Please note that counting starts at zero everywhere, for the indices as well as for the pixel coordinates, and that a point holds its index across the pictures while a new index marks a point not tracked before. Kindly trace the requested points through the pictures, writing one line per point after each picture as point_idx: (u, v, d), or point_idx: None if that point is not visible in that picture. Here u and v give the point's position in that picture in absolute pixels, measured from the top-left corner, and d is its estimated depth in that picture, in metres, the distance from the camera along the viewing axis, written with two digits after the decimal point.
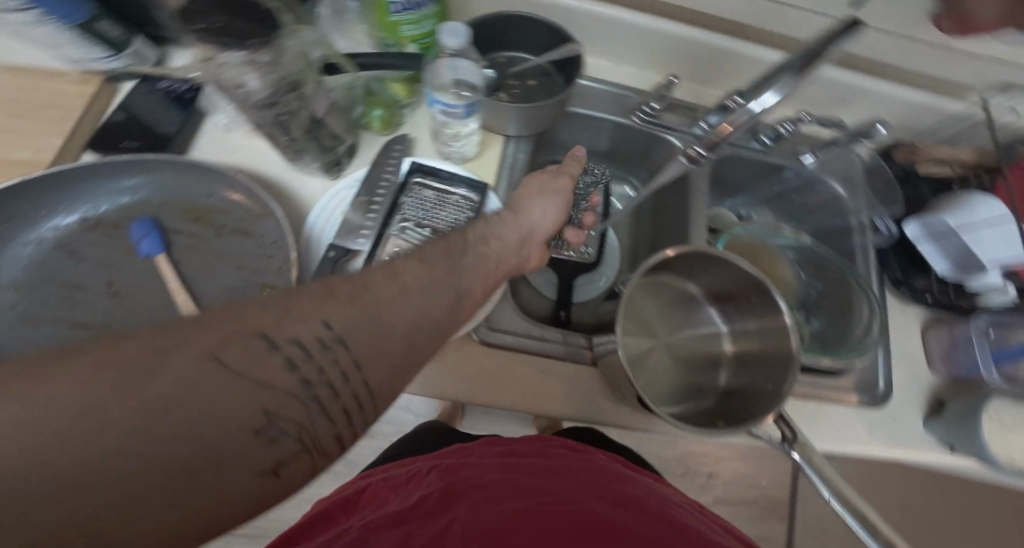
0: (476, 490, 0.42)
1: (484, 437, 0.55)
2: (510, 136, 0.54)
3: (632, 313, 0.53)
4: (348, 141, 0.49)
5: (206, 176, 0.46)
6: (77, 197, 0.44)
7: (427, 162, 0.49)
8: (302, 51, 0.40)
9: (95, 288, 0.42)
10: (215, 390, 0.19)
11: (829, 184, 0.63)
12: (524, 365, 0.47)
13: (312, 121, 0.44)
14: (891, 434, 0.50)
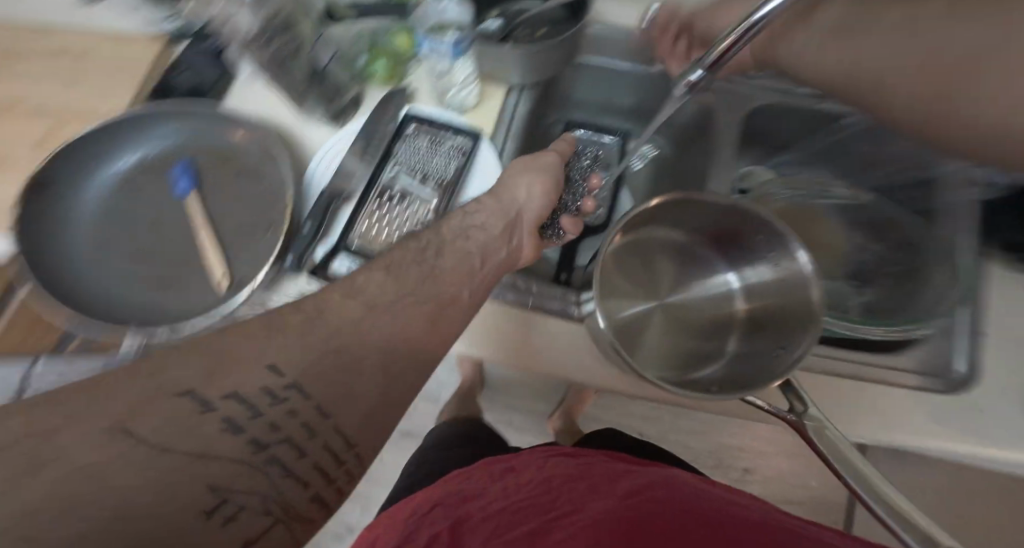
0: (484, 523, 0.34)
1: (480, 460, 0.49)
2: (513, 88, 0.53)
3: (619, 269, 0.45)
4: (354, 90, 0.51)
5: (226, 120, 0.50)
6: (131, 141, 0.49)
7: (424, 110, 0.51)
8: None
9: (144, 226, 0.48)
10: (144, 471, 0.18)
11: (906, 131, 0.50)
12: (524, 327, 0.43)
13: (313, 69, 0.48)
14: (972, 431, 0.38)
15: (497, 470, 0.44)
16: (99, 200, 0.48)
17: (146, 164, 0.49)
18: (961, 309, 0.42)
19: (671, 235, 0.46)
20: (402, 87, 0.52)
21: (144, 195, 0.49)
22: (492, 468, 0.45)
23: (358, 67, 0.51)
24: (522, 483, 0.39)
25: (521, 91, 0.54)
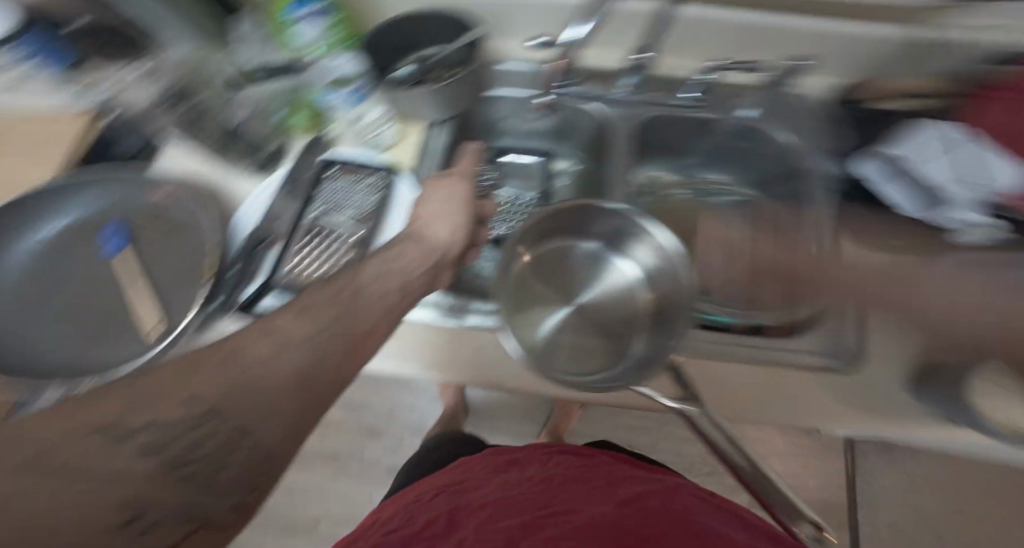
0: (483, 508, 0.43)
1: (494, 447, 0.59)
2: (430, 124, 0.58)
3: (528, 284, 0.50)
4: (270, 147, 0.55)
5: (147, 180, 0.52)
6: (58, 207, 0.50)
7: (343, 155, 0.56)
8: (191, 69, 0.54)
9: (77, 286, 0.48)
10: (50, 496, 0.19)
11: (776, 132, 0.56)
12: (469, 346, 0.48)
13: (225, 130, 0.53)
14: (866, 399, 0.44)
15: (503, 462, 0.53)
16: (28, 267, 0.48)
17: (76, 229, 0.50)
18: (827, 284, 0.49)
19: (561, 242, 0.52)
20: (323, 135, 0.57)
21: (74, 257, 0.49)
22: (493, 460, 0.54)
23: (275, 123, 0.55)
24: (525, 479, 0.47)
25: (439, 125, 0.59)
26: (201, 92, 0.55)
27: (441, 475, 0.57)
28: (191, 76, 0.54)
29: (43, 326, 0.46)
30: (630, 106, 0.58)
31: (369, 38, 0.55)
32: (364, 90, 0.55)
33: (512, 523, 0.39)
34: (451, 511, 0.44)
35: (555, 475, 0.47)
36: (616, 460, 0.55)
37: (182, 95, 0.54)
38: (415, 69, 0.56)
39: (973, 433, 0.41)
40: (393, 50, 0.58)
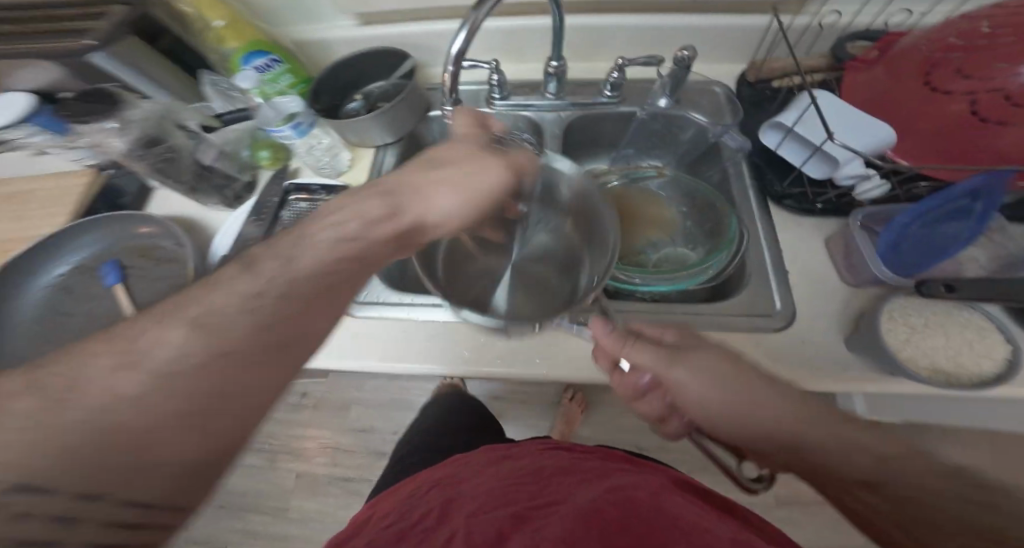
0: (474, 499, 0.45)
1: (484, 445, 0.60)
2: (381, 146, 0.64)
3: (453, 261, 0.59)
4: (244, 179, 0.60)
5: (135, 222, 0.57)
6: (62, 253, 0.55)
7: (301, 181, 0.60)
8: (155, 111, 0.55)
9: (79, 320, 0.53)
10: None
11: (689, 116, 0.62)
12: (427, 338, 0.53)
13: (199, 167, 0.57)
14: (802, 357, 0.48)
15: (498, 456, 0.54)
16: (37, 310, 0.53)
17: (77, 270, 0.56)
18: (742, 252, 0.55)
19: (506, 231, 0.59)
20: (286, 167, 0.62)
21: (76, 296, 0.55)
22: (489, 455, 0.56)
23: (245, 159, 0.61)
24: (517, 471, 0.49)
25: (389, 147, 0.64)
26: (173, 136, 0.56)
27: (436, 469, 0.58)
28: (158, 125, 0.55)
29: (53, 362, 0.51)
30: (561, 111, 0.64)
31: (316, 85, 0.60)
32: (307, 126, 0.57)
33: (503, 514, 0.41)
34: (446, 502, 0.45)
35: (556, 468, 0.49)
36: (615, 456, 0.54)
37: (153, 143, 0.54)
38: (363, 103, 0.63)
39: (898, 375, 0.45)
40: (341, 88, 0.64)
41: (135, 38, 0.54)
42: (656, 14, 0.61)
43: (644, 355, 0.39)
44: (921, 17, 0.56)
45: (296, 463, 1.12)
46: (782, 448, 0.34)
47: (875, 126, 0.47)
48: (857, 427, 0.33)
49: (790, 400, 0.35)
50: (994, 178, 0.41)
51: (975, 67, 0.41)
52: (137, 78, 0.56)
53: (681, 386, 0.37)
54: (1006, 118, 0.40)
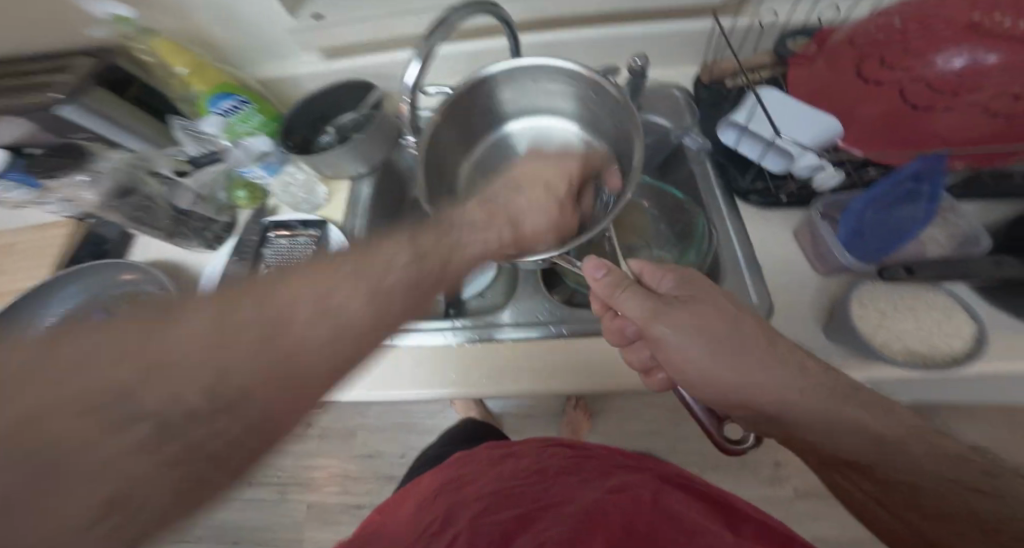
0: (479, 501, 0.46)
1: (487, 439, 0.61)
2: (356, 177, 0.66)
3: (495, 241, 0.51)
4: (223, 220, 0.61)
5: (117, 270, 0.57)
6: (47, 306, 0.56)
7: (279, 218, 0.61)
8: (127, 161, 0.57)
9: None
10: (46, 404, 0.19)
11: (653, 119, 0.63)
12: (410, 359, 0.54)
13: (174, 212, 0.57)
14: None
15: (501, 455, 0.55)
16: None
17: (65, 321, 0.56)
18: (717, 249, 0.56)
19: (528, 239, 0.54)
20: (265, 205, 0.64)
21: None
22: (491, 454, 0.56)
23: (222, 201, 0.62)
24: (519, 472, 0.49)
25: (364, 177, 0.66)
26: (147, 185, 0.57)
27: (441, 470, 0.59)
28: (129, 173, 0.56)
29: None
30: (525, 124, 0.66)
31: (286, 121, 0.62)
32: (275, 162, 0.61)
33: (507, 517, 0.42)
34: (451, 506, 0.46)
35: (560, 467, 0.49)
36: (613, 451, 0.55)
37: (127, 192, 0.55)
38: (336, 136, 0.65)
39: (873, 359, 0.45)
40: (313, 121, 0.65)
41: (101, 89, 0.57)
42: (607, 27, 0.64)
43: (635, 301, 0.42)
44: (848, 12, 0.59)
45: (307, 493, 1.13)
46: (818, 401, 0.37)
47: (823, 117, 0.50)
48: (854, 401, 0.37)
49: (802, 365, 0.39)
50: (931, 160, 0.45)
51: (902, 59, 0.45)
52: (109, 129, 0.59)
53: (673, 325, 0.40)
54: (935, 102, 0.45)
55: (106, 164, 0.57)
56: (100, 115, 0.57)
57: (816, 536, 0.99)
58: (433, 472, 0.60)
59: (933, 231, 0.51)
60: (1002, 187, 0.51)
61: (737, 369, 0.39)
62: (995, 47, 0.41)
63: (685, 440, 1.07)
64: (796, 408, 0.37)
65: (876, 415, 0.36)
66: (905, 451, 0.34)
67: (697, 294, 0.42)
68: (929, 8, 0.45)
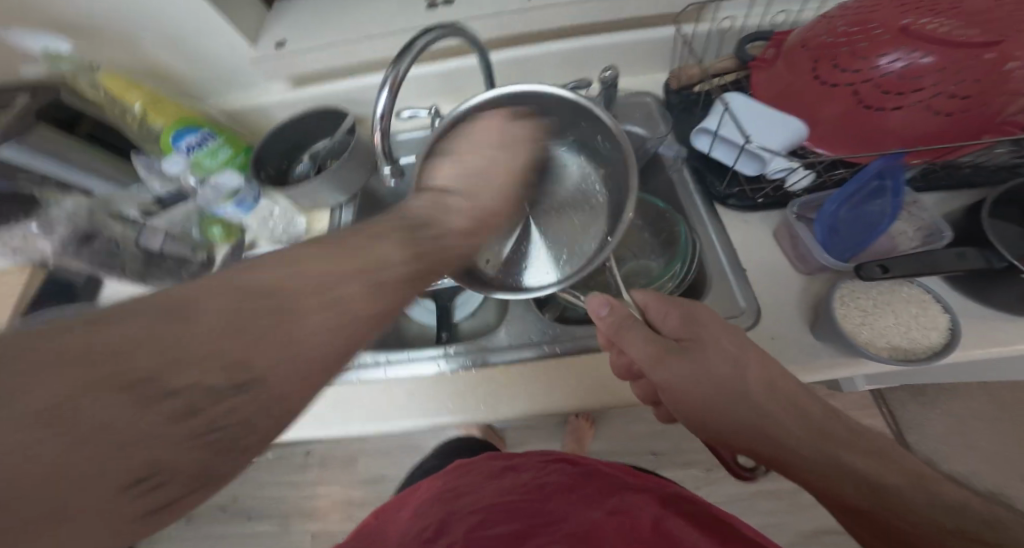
0: (474, 513, 0.45)
1: (486, 453, 0.60)
2: (335, 206, 0.65)
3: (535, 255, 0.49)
4: (200, 257, 0.61)
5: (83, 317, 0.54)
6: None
7: (258, 253, 0.61)
8: (81, 204, 0.57)
9: None
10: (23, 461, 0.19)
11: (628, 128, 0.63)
12: (400, 388, 0.53)
13: (143, 252, 0.57)
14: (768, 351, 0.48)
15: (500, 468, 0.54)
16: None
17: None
18: (699, 256, 0.56)
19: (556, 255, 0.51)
20: (242, 238, 0.63)
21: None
22: (492, 465, 0.55)
23: (195, 237, 0.61)
24: (517, 486, 0.48)
25: (343, 206, 0.66)
26: (111, 228, 0.58)
27: (439, 477, 0.58)
28: (90, 219, 0.57)
29: None
30: None
31: (258, 152, 0.61)
32: (251, 201, 0.60)
33: (504, 533, 0.41)
34: (446, 515, 0.46)
35: (563, 483, 0.48)
36: (617, 470, 0.54)
37: (87, 238, 0.56)
38: (311, 163, 0.65)
39: (860, 357, 0.45)
40: (286, 151, 0.65)
41: (47, 126, 0.54)
42: (571, 40, 0.64)
43: (639, 346, 0.41)
44: (798, 15, 0.61)
45: (312, 524, 1.11)
46: (819, 450, 0.37)
47: (787, 122, 0.51)
48: (852, 449, 0.37)
49: (807, 410, 0.38)
50: (894, 160, 0.46)
51: (848, 62, 0.46)
52: (62, 168, 0.57)
53: (675, 368, 0.40)
54: (885, 103, 0.46)
55: (59, 209, 0.57)
56: (49, 152, 0.54)
57: (827, 527, 0.98)
58: (432, 476, 0.60)
59: (901, 224, 0.52)
60: (953, 176, 0.53)
61: (736, 410, 0.39)
62: (931, 49, 0.42)
63: (687, 440, 1.07)
64: (796, 455, 0.37)
65: (873, 463, 0.36)
66: (905, 502, 0.34)
67: (700, 336, 0.41)
68: (869, 12, 0.46)
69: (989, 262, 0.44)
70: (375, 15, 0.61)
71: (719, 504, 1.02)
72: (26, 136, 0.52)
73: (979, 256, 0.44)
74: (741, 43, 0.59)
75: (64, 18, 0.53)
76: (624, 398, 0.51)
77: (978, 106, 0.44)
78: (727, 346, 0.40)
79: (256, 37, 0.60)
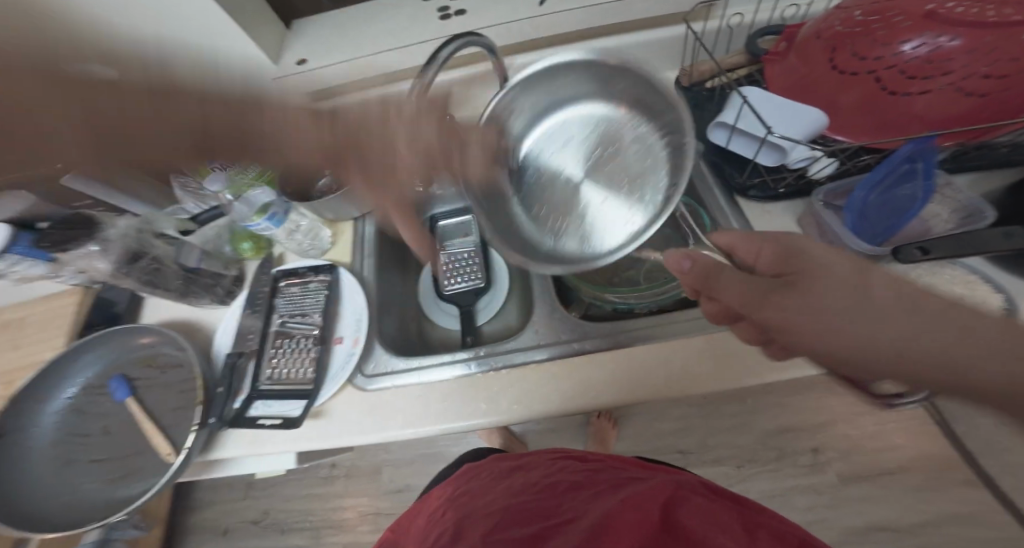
0: (485, 516, 0.45)
1: (493, 456, 0.60)
2: (360, 217, 0.67)
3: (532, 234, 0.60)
4: (232, 273, 0.63)
5: (127, 333, 0.57)
6: (65, 377, 0.56)
7: (288, 267, 0.63)
8: (131, 227, 0.56)
9: (97, 434, 0.56)
10: None
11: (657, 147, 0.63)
12: (435, 392, 0.54)
13: (185, 272, 0.58)
14: None
15: (508, 469, 0.54)
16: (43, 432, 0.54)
17: (87, 390, 0.56)
18: None
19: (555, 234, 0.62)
20: (271, 254, 0.65)
21: (91, 416, 0.56)
22: (500, 466, 0.55)
23: (228, 253, 0.64)
24: (529, 486, 0.48)
25: (367, 217, 0.67)
26: (156, 247, 0.58)
27: (449, 484, 0.58)
28: (138, 239, 0.56)
29: (84, 488, 0.52)
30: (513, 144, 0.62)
31: None
32: (282, 215, 0.60)
33: (521, 534, 0.40)
34: (459, 520, 0.46)
35: (575, 480, 0.48)
36: (629, 464, 0.54)
37: (136, 257, 0.55)
38: None
39: None
40: None
41: None
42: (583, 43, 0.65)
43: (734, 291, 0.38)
44: (807, 8, 0.61)
45: (341, 536, 1.11)
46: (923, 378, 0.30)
47: (808, 112, 0.51)
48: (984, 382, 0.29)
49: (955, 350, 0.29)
50: (924, 143, 0.45)
51: (868, 50, 0.46)
52: (108, 192, 0.60)
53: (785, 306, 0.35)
54: (910, 87, 0.45)
55: (110, 230, 0.55)
56: (97, 179, 0.58)
57: (876, 522, 0.95)
58: (444, 486, 0.59)
59: (934, 207, 0.51)
60: (986, 157, 0.52)
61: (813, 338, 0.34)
62: (958, 31, 0.42)
63: (716, 439, 1.05)
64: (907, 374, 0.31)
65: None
66: None
67: (802, 271, 0.36)
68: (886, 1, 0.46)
69: None
70: (391, 29, 0.62)
71: (754, 502, 1.00)
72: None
73: None
74: (752, 37, 0.59)
75: None
76: (660, 392, 0.51)
77: (1016, 83, 0.43)
78: (837, 274, 0.35)
79: (279, 56, 0.62)
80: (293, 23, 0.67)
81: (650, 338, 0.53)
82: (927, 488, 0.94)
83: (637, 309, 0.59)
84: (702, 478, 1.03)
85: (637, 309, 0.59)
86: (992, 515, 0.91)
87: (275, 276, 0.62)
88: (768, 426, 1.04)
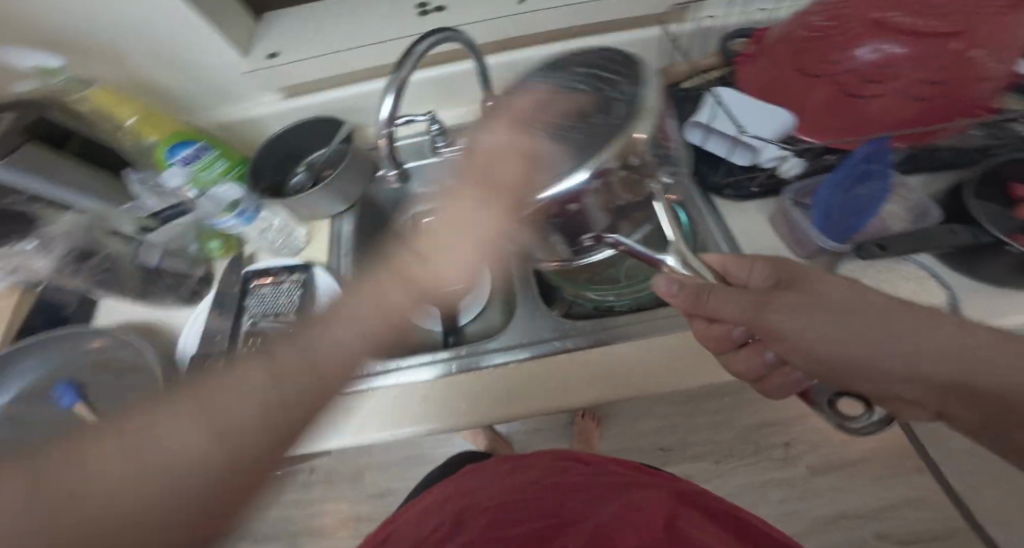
0: (483, 512, 0.44)
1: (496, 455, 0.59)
2: (335, 214, 0.65)
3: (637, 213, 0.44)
4: (199, 272, 0.61)
5: (77, 337, 0.54)
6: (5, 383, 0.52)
7: (259, 265, 0.60)
8: (83, 223, 0.56)
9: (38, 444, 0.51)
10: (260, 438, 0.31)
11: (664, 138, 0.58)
12: (412, 392, 0.53)
13: (145, 271, 0.57)
14: None
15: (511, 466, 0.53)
16: None
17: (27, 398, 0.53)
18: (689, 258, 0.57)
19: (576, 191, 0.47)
20: (240, 253, 0.63)
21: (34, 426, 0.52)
22: (500, 464, 0.54)
23: (193, 251, 0.62)
24: (528, 483, 0.48)
25: (343, 214, 0.65)
26: (110, 244, 0.58)
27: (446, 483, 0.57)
28: (89, 235, 0.56)
29: None
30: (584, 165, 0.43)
31: (253, 163, 0.61)
32: (252, 212, 0.59)
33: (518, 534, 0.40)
34: (457, 513, 0.45)
35: (577, 480, 0.48)
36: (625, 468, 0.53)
37: (87, 254, 0.56)
38: (308, 174, 0.65)
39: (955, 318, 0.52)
40: (284, 162, 0.65)
41: (36, 146, 0.52)
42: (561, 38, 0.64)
43: (735, 310, 0.36)
44: (775, 13, 0.62)
45: (321, 542, 1.10)
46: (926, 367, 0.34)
47: (776, 113, 0.52)
48: None
49: (980, 347, 0.32)
50: (880, 143, 0.47)
51: (826, 54, 0.47)
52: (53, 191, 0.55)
53: (785, 309, 0.35)
54: (865, 91, 0.47)
55: (60, 225, 0.57)
56: (37, 173, 0.52)
57: (838, 510, 0.99)
58: (439, 484, 0.57)
59: (891, 205, 0.53)
60: (934, 158, 0.54)
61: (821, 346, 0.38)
62: (903, 39, 0.43)
63: (695, 434, 1.07)
64: None
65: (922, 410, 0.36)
66: None
67: (798, 278, 0.37)
68: (844, 6, 0.47)
69: (976, 236, 0.45)
70: (366, 23, 0.61)
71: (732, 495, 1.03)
72: (11, 159, 0.50)
73: (967, 230, 0.46)
74: (723, 40, 0.60)
75: (52, 33, 0.53)
76: (638, 389, 0.51)
77: (950, 92, 0.45)
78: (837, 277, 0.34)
79: (248, 49, 0.60)
80: (263, 16, 0.65)
81: (631, 335, 0.54)
82: (885, 475, 0.98)
83: (618, 306, 0.60)
84: (682, 473, 1.06)
85: (618, 305, 0.61)
86: (936, 498, 0.96)
87: (246, 274, 0.60)
88: (746, 422, 1.05)
